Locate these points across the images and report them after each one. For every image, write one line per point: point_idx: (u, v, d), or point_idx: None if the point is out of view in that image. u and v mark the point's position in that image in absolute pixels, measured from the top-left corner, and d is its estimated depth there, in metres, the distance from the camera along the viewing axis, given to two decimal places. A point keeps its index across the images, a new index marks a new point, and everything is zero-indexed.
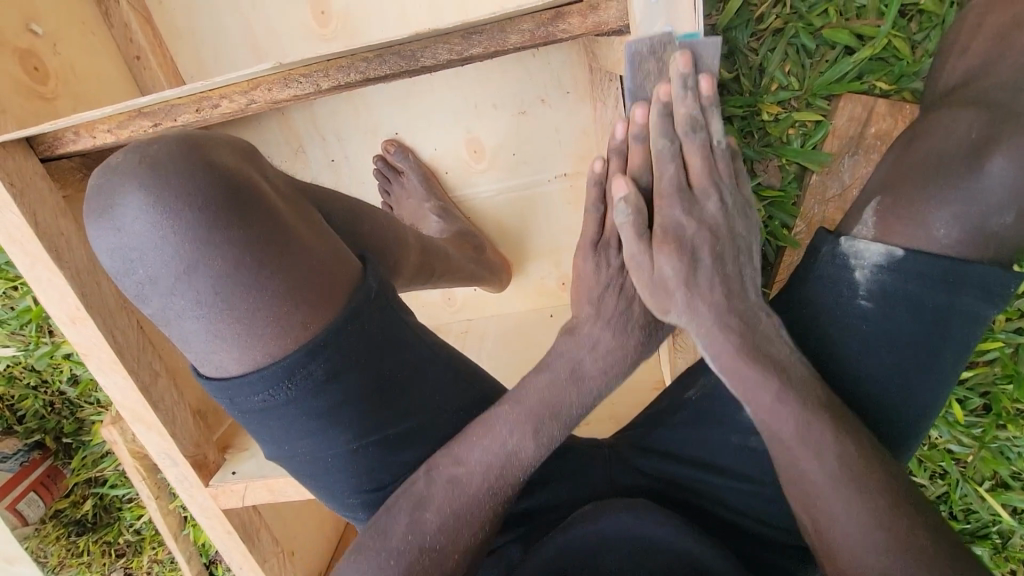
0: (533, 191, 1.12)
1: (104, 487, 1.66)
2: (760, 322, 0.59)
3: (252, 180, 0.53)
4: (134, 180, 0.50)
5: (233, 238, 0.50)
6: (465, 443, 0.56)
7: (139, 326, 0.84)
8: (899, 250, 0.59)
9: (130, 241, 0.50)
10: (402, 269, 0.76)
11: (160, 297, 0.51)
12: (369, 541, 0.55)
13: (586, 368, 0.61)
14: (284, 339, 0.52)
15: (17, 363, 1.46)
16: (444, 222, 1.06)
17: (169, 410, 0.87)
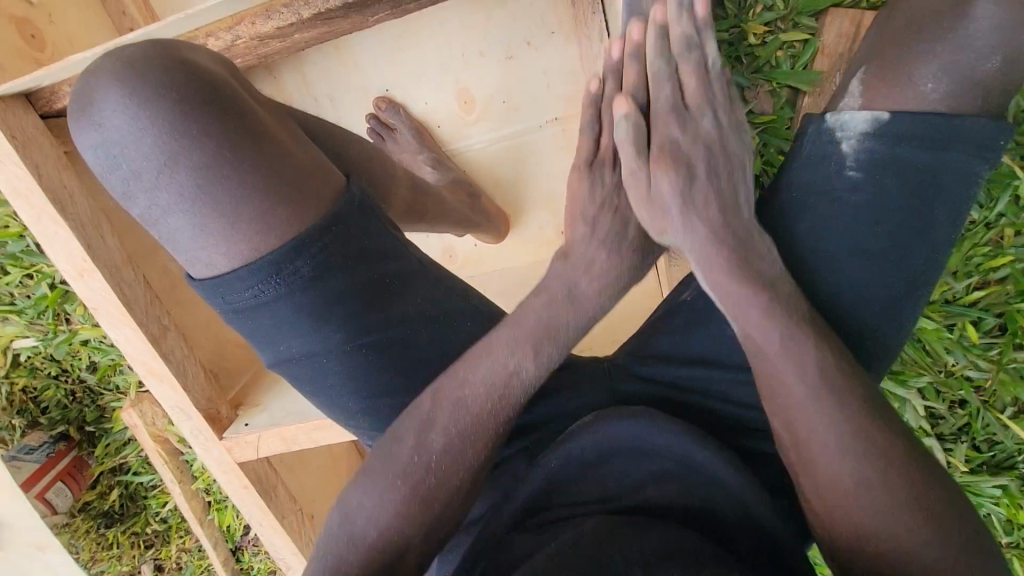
0: (526, 139, 1.12)
1: (130, 476, 1.69)
2: (750, 227, 0.59)
3: (231, 84, 0.54)
4: (114, 78, 0.50)
5: (213, 134, 0.51)
6: (468, 409, 0.58)
7: (145, 281, 0.86)
8: (885, 114, 0.59)
9: (111, 139, 0.50)
10: (394, 196, 0.77)
11: (145, 195, 0.52)
12: (376, 511, 0.56)
13: (583, 288, 0.61)
14: (269, 236, 0.53)
15: (38, 353, 1.50)
16: (438, 172, 1.07)
17: (179, 362, 0.89)
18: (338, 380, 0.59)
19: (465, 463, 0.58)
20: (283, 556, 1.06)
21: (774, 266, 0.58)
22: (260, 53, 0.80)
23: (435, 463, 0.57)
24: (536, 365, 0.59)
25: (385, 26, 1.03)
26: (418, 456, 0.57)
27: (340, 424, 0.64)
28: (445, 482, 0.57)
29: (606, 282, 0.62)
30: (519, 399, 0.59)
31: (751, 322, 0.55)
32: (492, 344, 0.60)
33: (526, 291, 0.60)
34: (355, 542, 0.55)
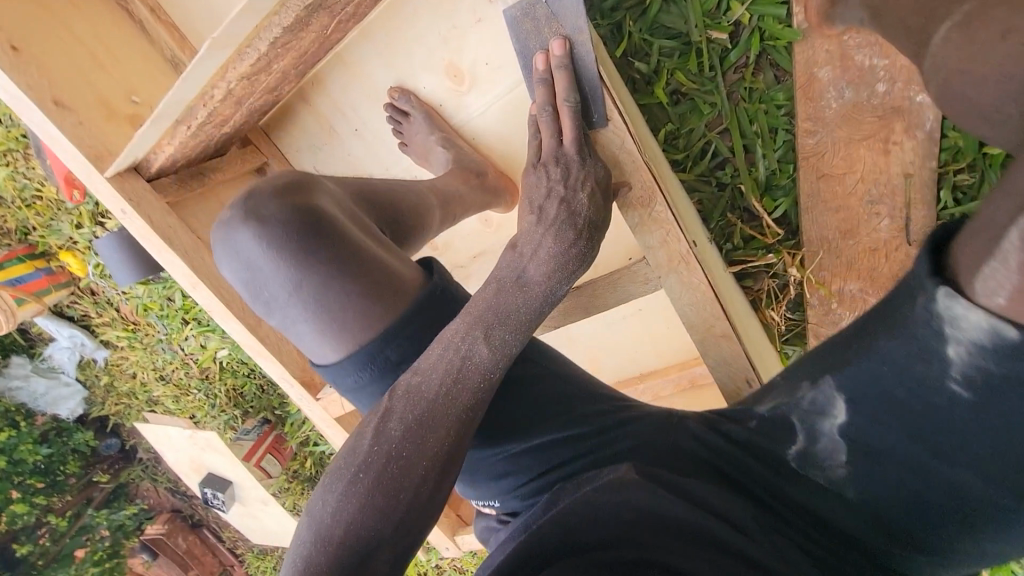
0: (518, 92, 1.14)
1: (312, 448, 2.14)
2: (817, 426, 0.72)
3: (322, 205, 0.84)
4: (246, 208, 0.83)
5: (277, 197, 0.83)
6: (419, 442, 0.66)
7: None
8: (1009, 330, 0.52)
9: (233, 248, 0.83)
10: (400, 212, 0.98)
11: (249, 271, 0.82)
12: (335, 528, 0.65)
13: (527, 271, 0.70)
14: (306, 260, 0.80)
15: (234, 357, 2.03)
16: (450, 150, 1.19)
17: (275, 342, 1.18)
18: (341, 341, 0.81)
19: (417, 491, 0.66)
20: None
21: (832, 461, 0.71)
22: (267, 87, 1.02)
23: (394, 451, 0.66)
24: (490, 346, 0.68)
25: (371, 32, 1.17)
26: (379, 446, 0.67)
27: (353, 383, 0.82)
28: (407, 432, 0.67)
29: (553, 241, 0.70)
30: (473, 330, 0.69)
31: (808, 425, 0.73)
32: (438, 359, 0.69)
33: (468, 333, 0.69)
34: (315, 560, 0.64)
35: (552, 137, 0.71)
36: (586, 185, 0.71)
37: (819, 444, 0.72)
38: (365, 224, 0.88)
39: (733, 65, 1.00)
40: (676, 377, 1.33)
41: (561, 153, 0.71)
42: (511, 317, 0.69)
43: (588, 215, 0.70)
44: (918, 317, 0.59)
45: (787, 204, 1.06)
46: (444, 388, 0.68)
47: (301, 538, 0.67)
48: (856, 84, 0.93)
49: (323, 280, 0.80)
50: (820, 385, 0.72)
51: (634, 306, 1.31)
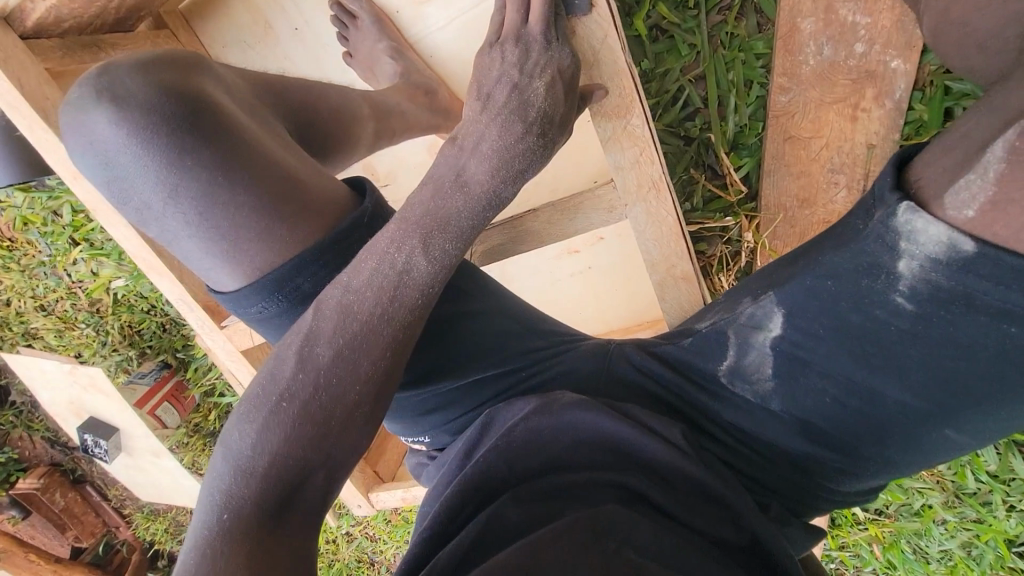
0: (486, 8, 1.03)
1: (217, 399, 1.95)
2: (752, 339, 0.65)
3: (208, 90, 0.66)
4: (98, 86, 0.63)
5: (159, 74, 0.65)
6: (354, 366, 0.54)
7: None
8: (966, 244, 0.47)
9: (89, 134, 0.62)
10: (318, 110, 0.79)
11: (111, 166, 0.63)
12: (256, 460, 0.54)
13: (469, 169, 0.58)
14: (189, 160, 0.62)
15: (131, 291, 1.79)
16: (398, 63, 1.05)
17: None
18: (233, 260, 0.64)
19: (352, 419, 0.55)
20: None
21: (758, 376, 0.65)
22: None
23: (323, 377, 0.54)
24: (427, 258, 0.55)
25: None
26: (302, 372, 0.55)
27: (262, 314, 0.66)
28: (335, 357, 0.54)
29: (499, 131, 0.58)
30: (412, 239, 0.55)
31: (743, 341, 0.66)
32: (367, 272, 0.55)
33: (400, 241, 0.55)
34: (234, 496, 0.53)
35: (515, 10, 0.61)
36: (545, 74, 0.60)
37: (746, 355, 0.66)
38: (268, 121, 0.70)
39: (716, 4, 0.94)
40: (618, 341, 1.33)
41: (523, 31, 0.61)
42: (448, 224, 0.57)
43: (542, 107, 0.59)
44: (871, 231, 0.54)
45: (751, 163, 1.04)
46: (376, 307, 0.55)
47: (212, 477, 0.55)
48: (837, 41, 0.90)
49: (213, 191, 0.62)
50: (760, 295, 0.64)
51: (581, 262, 1.24)
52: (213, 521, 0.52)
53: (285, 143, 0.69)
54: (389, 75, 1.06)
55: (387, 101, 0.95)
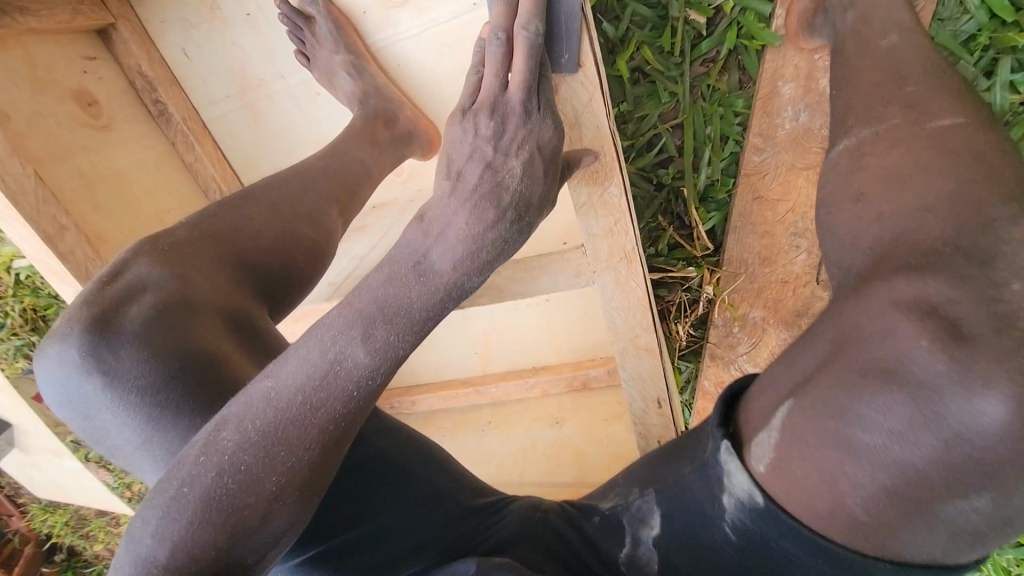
0: (463, 23, 0.96)
1: None
2: (643, 540, 0.68)
3: (179, 292, 0.69)
4: (83, 307, 0.68)
5: (136, 311, 0.67)
6: (266, 455, 0.52)
7: (35, 176, 0.84)
8: (759, 497, 0.55)
9: (70, 390, 0.65)
10: (292, 263, 0.78)
11: (90, 421, 0.66)
12: (158, 550, 0.52)
13: (430, 258, 0.54)
14: (161, 412, 0.63)
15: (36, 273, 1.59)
16: (355, 80, 0.97)
17: (81, 262, 0.88)
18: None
19: (261, 510, 0.53)
20: None
21: (649, 574, 0.66)
22: None
23: (229, 463, 0.52)
24: (367, 351, 0.53)
25: None
26: (208, 458, 0.53)
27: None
28: (244, 445, 0.52)
29: (469, 218, 0.54)
30: (349, 329, 0.53)
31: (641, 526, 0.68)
32: (297, 359, 0.54)
33: (337, 333, 0.53)
34: None
35: (494, 73, 0.54)
36: (522, 153, 0.55)
37: (641, 549, 0.68)
38: (239, 316, 0.71)
39: (701, 55, 0.91)
40: (568, 376, 1.27)
41: (502, 99, 0.54)
42: (400, 313, 0.53)
43: (518, 191, 0.55)
44: (707, 460, 0.61)
45: (718, 217, 1.02)
46: (295, 397, 0.53)
47: (118, 565, 0.54)
48: (814, 110, 0.88)
49: (179, 440, 0.62)
50: (646, 488, 0.69)
51: (543, 299, 1.17)
52: None
53: (250, 351, 0.70)
54: (347, 90, 0.97)
55: (351, 162, 0.92)
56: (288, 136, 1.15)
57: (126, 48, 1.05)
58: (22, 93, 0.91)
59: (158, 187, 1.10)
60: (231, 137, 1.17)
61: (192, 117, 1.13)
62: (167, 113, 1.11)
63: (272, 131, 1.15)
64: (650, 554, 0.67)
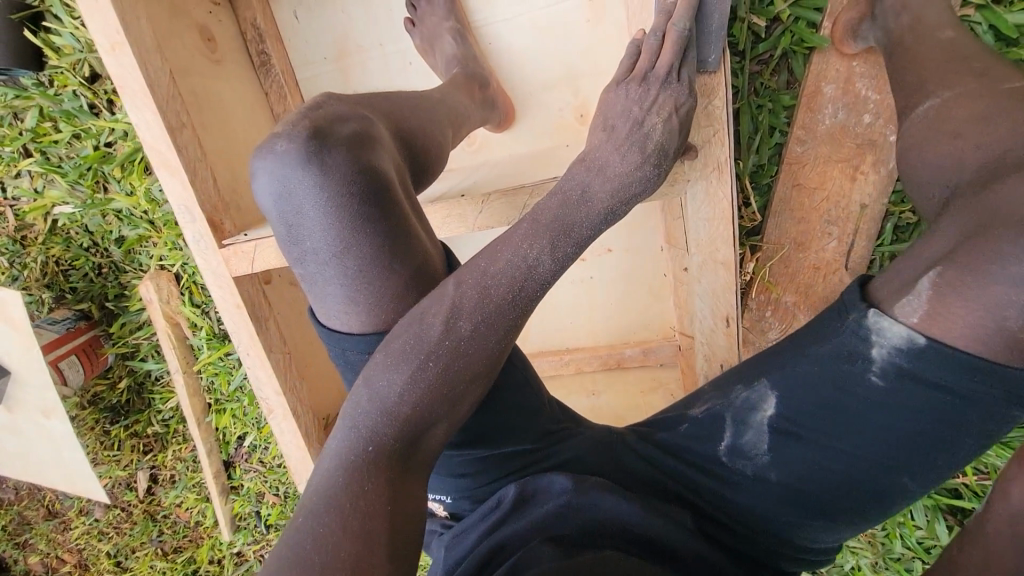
0: (555, 12, 1.11)
1: (139, 363, 1.76)
2: (754, 422, 0.78)
3: (373, 136, 0.72)
4: (299, 126, 0.68)
5: (357, 138, 0.70)
6: (484, 342, 0.65)
7: (169, 75, 0.92)
8: (918, 337, 0.62)
9: (287, 186, 0.67)
10: (429, 158, 0.82)
11: (294, 221, 0.68)
12: (400, 406, 0.63)
13: (593, 187, 0.69)
14: (363, 228, 0.68)
15: (74, 223, 1.58)
16: (458, 46, 1.10)
17: (191, 161, 0.94)
18: (368, 308, 0.69)
19: (472, 383, 0.65)
20: (266, 393, 1.09)
21: (759, 448, 0.77)
22: None
23: (464, 345, 0.64)
24: (554, 259, 0.67)
25: None
26: (448, 338, 0.64)
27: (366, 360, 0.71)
28: (476, 328, 0.64)
29: (621, 161, 0.70)
30: (543, 238, 0.67)
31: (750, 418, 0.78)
32: (501, 262, 0.66)
33: (534, 239, 0.67)
34: (379, 436, 0.63)
35: (647, 61, 0.71)
36: (662, 113, 0.71)
37: (754, 432, 0.78)
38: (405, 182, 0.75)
39: (758, 55, 1.09)
40: (604, 354, 1.31)
41: (650, 75, 0.71)
42: (574, 230, 0.68)
43: (659, 141, 0.70)
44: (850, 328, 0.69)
45: (759, 204, 1.16)
46: (509, 291, 0.65)
47: (351, 412, 0.65)
48: (850, 109, 1.04)
49: (379, 255, 0.68)
50: (755, 381, 0.79)
51: (587, 271, 1.31)
52: (358, 451, 0.62)
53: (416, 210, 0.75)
54: (448, 54, 1.10)
55: (456, 104, 0.98)
56: None
57: (248, 2, 1.18)
58: (162, 12, 1.00)
59: (249, 125, 1.18)
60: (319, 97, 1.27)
61: (289, 72, 1.24)
62: (268, 64, 1.21)
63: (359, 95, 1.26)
64: (757, 436, 0.77)
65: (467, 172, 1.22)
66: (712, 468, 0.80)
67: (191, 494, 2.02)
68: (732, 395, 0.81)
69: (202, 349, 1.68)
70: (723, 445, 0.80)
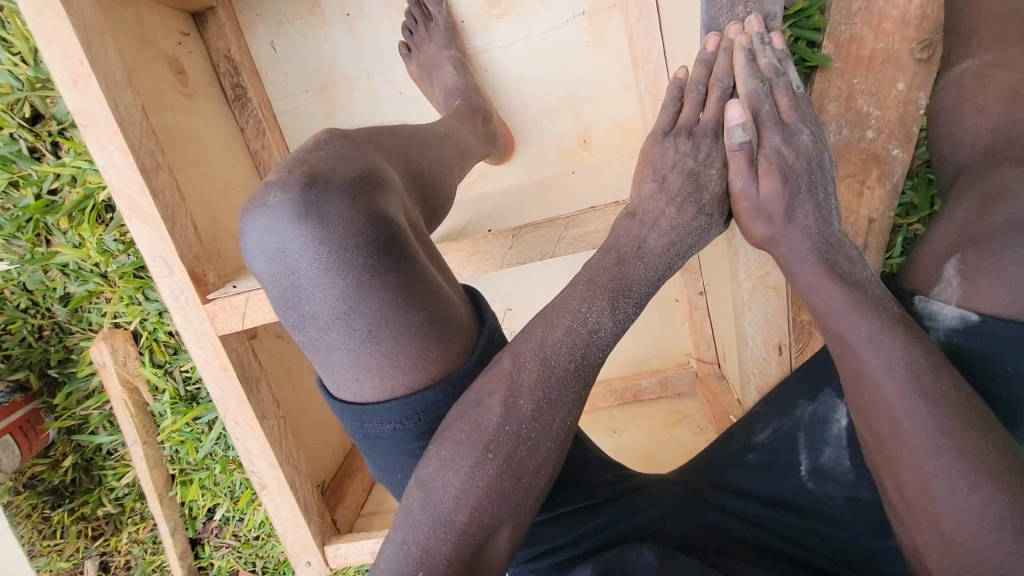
0: (554, 38, 1.08)
1: (88, 437, 1.54)
2: (825, 435, 0.76)
3: (387, 175, 0.61)
4: (290, 171, 0.56)
5: (364, 180, 0.57)
6: (548, 423, 0.57)
7: (142, 110, 0.81)
8: (972, 315, 0.65)
9: (280, 245, 0.54)
10: (439, 199, 0.70)
11: (291, 286, 0.55)
12: (457, 515, 0.55)
13: (648, 243, 0.68)
14: (378, 290, 0.55)
15: (9, 281, 1.37)
16: (458, 77, 1.06)
17: (168, 206, 0.82)
18: (385, 380, 0.57)
19: (540, 475, 0.57)
20: (258, 467, 0.95)
21: (839, 461, 0.74)
22: None
23: (526, 430, 0.56)
24: (614, 320, 0.62)
25: None
26: (507, 424, 0.56)
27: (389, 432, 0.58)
28: (538, 411, 0.57)
29: (675, 211, 0.70)
30: (601, 301, 0.62)
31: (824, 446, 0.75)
32: (559, 327, 0.60)
33: (590, 301, 0.62)
34: (434, 551, 0.54)
35: (691, 111, 0.72)
36: (716, 164, 0.72)
37: (823, 445, 0.75)
38: (420, 227, 0.62)
39: None
40: (618, 389, 1.25)
41: (695, 127, 0.72)
42: (630, 287, 0.65)
43: (715, 190, 0.72)
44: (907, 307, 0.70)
45: None
46: (569, 363, 0.59)
47: (402, 526, 0.56)
48: (852, 126, 1.04)
49: (404, 320, 0.56)
50: (817, 393, 0.77)
51: None
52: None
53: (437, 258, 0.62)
54: (447, 85, 1.05)
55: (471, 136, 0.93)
56: None
57: (220, 32, 1.08)
58: (128, 42, 0.89)
59: (225, 162, 1.06)
60: (301, 131, 1.18)
61: (266, 105, 1.15)
62: (244, 99, 1.12)
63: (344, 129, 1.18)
64: (833, 450, 0.75)
65: (475, 204, 1.14)
66: (801, 504, 0.75)
67: None
68: (794, 411, 0.78)
69: (165, 415, 1.50)
70: (804, 470, 0.76)
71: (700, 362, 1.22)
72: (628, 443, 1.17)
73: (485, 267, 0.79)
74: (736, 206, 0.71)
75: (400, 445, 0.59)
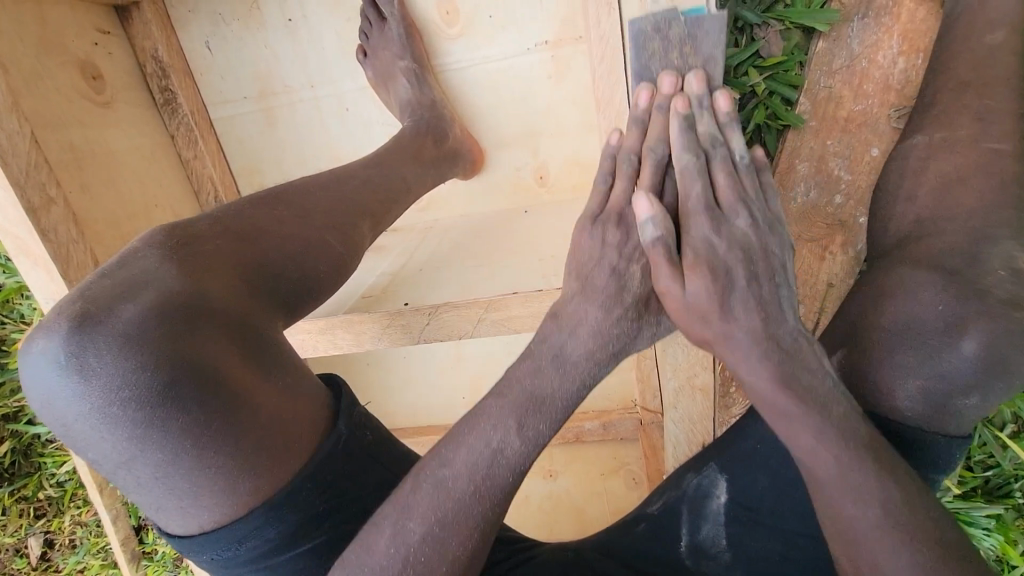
0: (512, 66, 0.99)
1: (24, 426, 1.51)
2: (704, 506, 0.74)
3: (197, 285, 0.58)
4: (63, 312, 0.54)
5: (132, 314, 0.54)
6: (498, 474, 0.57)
7: (31, 138, 0.75)
8: None
9: (51, 400, 0.53)
10: (315, 274, 0.67)
11: (69, 437, 0.54)
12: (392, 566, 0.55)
13: (569, 352, 0.62)
14: (161, 429, 0.52)
15: None
16: (413, 90, 0.97)
17: (63, 245, 0.77)
18: (188, 516, 0.54)
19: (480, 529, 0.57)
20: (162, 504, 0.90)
21: (718, 537, 0.73)
22: None
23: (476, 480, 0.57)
24: (521, 439, 0.58)
25: None
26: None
27: (210, 560, 0.56)
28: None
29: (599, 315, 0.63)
30: (507, 418, 0.59)
31: (714, 525, 0.73)
32: None
33: None
34: None
35: (623, 189, 0.67)
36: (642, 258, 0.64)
37: (706, 519, 0.74)
38: (244, 327, 0.59)
39: None
40: (561, 429, 1.21)
41: (627, 211, 0.66)
42: (545, 405, 0.60)
43: (637, 291, 0.64)
44: None
45: None
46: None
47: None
48: (823, 188, 0.96)
49: (196, 455, 0.52)
50: (704, 466, 0.75)
51: None
52: None
53: (263, 365, 0.58)
54: (402, 99, 0.97)
55: (395, 177, 0.86)
56: (301, 151, 1.09)
57: (146, 30, 0.99)
58: (24, 50, 0.81)
59: (148, 178, 0.99)
60: (239, 142, 1.09)
61: (199, 111, 1.05)
62: (174, 103, 1.03)
63: (285, 140, 1.09)
64: (713, 527, 0.73)
65: (418, 238, 1.06)
66: None
67: (95, 562, 1.70)
68: (682, 483, 0.76)
69: None
70: (683, 545, 0.74)
71: (645, 411, 1.16)
72: (561, 492, 1.19)
73: (399, 341, 0.80)
74: (666, 307, 0.62)
75: (233, 569, 0.57)
